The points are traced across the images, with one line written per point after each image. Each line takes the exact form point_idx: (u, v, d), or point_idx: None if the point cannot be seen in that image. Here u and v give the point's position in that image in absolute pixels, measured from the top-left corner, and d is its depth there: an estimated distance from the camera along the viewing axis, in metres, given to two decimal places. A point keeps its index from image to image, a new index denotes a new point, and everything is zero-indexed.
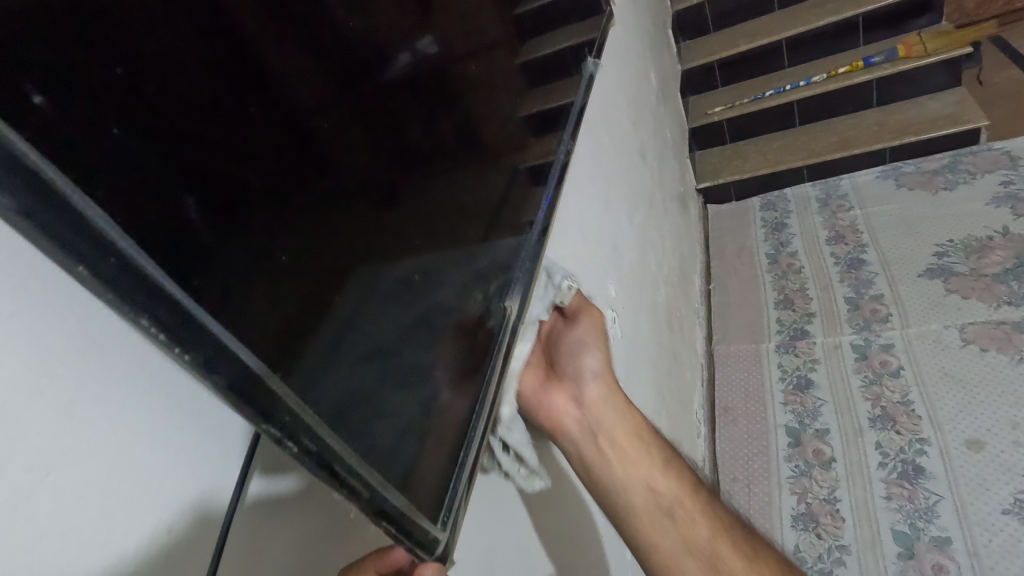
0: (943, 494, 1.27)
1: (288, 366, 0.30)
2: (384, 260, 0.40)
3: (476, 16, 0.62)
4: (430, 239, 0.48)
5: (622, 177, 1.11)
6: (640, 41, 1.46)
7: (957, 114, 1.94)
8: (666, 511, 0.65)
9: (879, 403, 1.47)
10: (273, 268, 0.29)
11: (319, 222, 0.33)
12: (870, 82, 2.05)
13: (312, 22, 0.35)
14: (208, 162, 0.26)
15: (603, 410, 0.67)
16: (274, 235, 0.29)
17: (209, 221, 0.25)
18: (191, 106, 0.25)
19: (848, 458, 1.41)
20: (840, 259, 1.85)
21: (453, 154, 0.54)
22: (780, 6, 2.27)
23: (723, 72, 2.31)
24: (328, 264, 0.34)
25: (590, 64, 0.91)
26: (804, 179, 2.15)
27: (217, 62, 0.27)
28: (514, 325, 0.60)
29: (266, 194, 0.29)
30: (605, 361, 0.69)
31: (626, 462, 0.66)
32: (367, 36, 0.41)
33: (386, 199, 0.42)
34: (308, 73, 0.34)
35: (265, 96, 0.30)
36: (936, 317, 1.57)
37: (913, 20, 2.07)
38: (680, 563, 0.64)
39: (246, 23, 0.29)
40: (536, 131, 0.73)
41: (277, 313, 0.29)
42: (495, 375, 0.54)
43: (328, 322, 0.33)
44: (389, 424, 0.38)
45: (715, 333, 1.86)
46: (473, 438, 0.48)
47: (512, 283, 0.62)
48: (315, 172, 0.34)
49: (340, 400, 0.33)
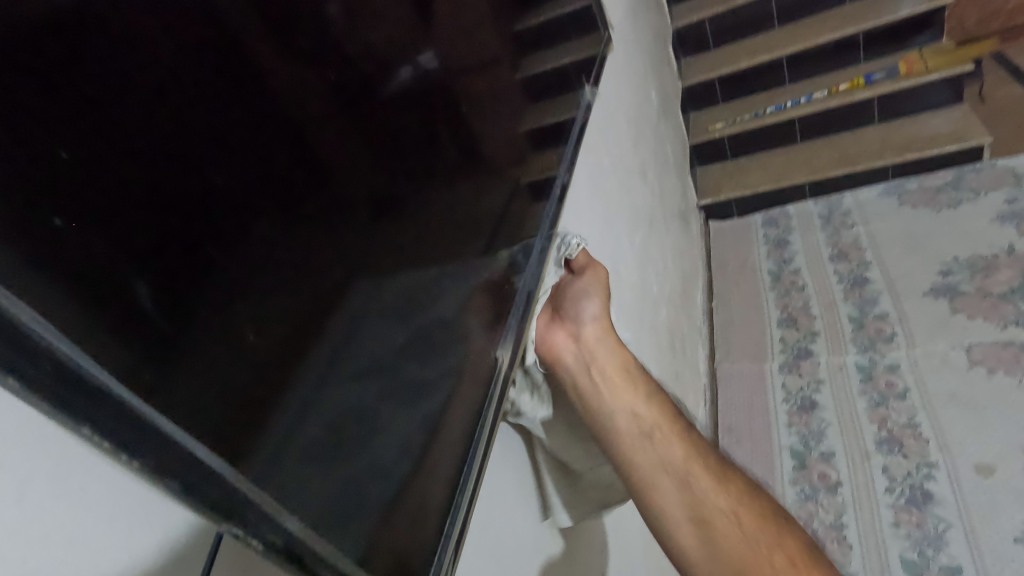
0: (952, 520, 1.25)
1: (258, 444, 0.28)
2: (371, 301, 0.39)
3: (474, 36, 0.61)
4: (426, 271, 0.47)
5: (623, 199, 1.11)
6: (640, 59, 1.46)
7: (959, 131, 1.93)
8: (647, 434, 0.63)
9: (885, 426, 1.45)
10: (240, 346, 0.28)
11: (294, 286, 0.32)
12: (871, 99, 2.05)
13: (293, 73, 0.34)
14: (164, 242, 0.25)
15: (600, 347, 0.67)
16: (243, 308, 0.28)
17: (166, 307, 0.24)
18: (153, 173, 0.25)
19: (855, 481, 1.40)
20: (843, 278, 1.84)
21: (456, 165, 0.54)
22: (780, 23, 2.28)
23: (724, 88, 2.32)
24: (304, 329, 0.32)
25: (588, 91, 0.90)
26: (806, 196, 2.14)
27: (182, 135, 0.26)
28: (506, 375, 0.57)
29: (233, 259, 0.28)
30: (606, 310, 0.71)
31: (615, 390, 0.65)
32: (361, 70, 0.41)
33: (375, 247, 0.40)
34: (295, 95, 0.34)
35: (234, 162, 0.29)
36: (942, 337, 1.55)
37: (913, 37, 2.07)
38: (656, 482, 0.61)
39: (218, 86, 0.28)
40: (536, 147, 0.73)
41: (242, 390, 0.28)
42: (487, 427, 0.51)
43: (305, 385, 0.32)
44: (378, 467, 0.38)
45: (718, 351, 1.84)
46: (464, 491, 0.46)
47: (505, 331, 0.59)
48: (292, 233, 0.33)
49: (324, 457, 0.33)
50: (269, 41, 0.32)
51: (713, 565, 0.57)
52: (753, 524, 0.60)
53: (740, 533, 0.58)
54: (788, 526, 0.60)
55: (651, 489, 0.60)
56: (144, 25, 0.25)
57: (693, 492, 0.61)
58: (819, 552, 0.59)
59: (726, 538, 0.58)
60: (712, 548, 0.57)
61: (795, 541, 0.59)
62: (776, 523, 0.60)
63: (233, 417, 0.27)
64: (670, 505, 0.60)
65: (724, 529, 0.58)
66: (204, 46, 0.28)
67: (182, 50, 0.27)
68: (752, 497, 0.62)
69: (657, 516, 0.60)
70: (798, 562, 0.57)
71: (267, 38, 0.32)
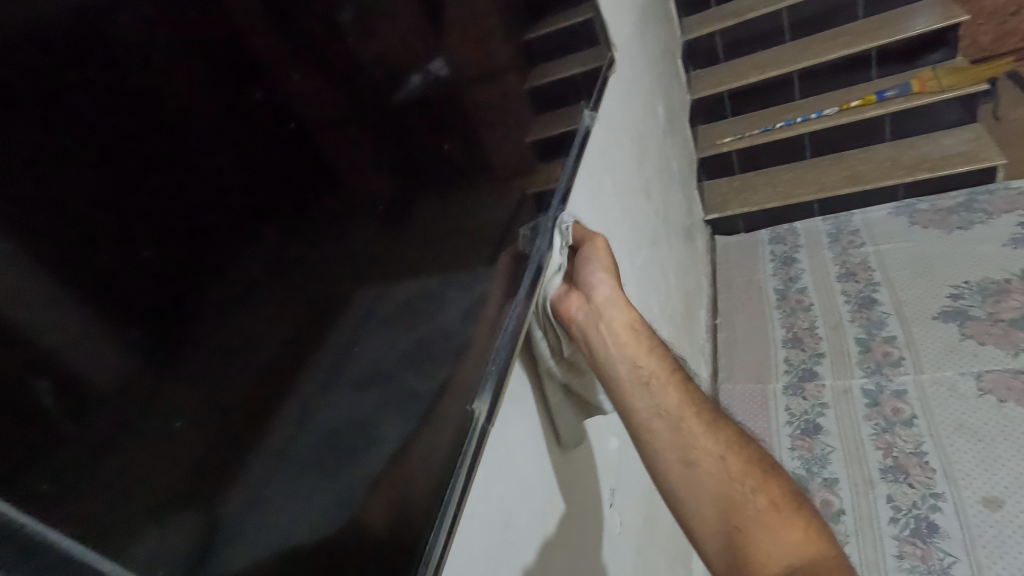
0: (958, 555, 1.22)
1: (192, 528, 0.28)
2: (355, 337, 0.39)
3: (481, 45, 0.61)
4: (422, 280, 0.47)
5: (626, 220, 1.09)
6: (646, 75, 1.45)
7: (973, 151, 1.90)
8: (645, 382, 0.62)
9: (891, 453, 1.43)
10: (164, 432, 0.27)
11: (241, 357, 0.30)
12: (882, 117, 2.02)
13: (245, 129, 0.32)
14: (73, 337, 0.24)
15: (612, 305, 0.66)
16: (182, 381, 0.28)
17: (79, 405, 0.23)
18: (82, 256, 0.24)
19: (858, 511, 1.37)
20: (850, 298, 1.81)
21: (461, 175, 0.54)
22: (792, 37, 2.26)
23: (733, 102, 2.30)
24: (249, 402, 0.31)
25: (588, 116, 0.85)
26: (814, 214, 2.12)
27: (105, 210, 0.25)
28: (483, 431, 0.51)
29: (175, 335, 0.27)
30: (615, 271, 0.69)
31: (620, 344, 0.64)
32: (342, 102, 0.40)
33: (359, 271, 0.40)
34: (249, 135, 0.32)
35: (176, 233, 0.28)
36: (951, 363, 1.52)
37: (926, 56, 2.04)
38: (649, 424, 0.60)
39: (149, 156, 0.27)
40: (541, 157, 0.71)
41: (162, 477, 0.26)
42: (467, 462, 0.48)
43: (249, 452, 0.31)
44: (326, 524, 0.35)
45: (721, 370, 1.81)
46: (436, 540, 0.43)
47: (482, 381, 0.54)
48: (244, 303, 0.31)
49: (270, 514, 0.31)
50: (221, 99, 0.31)
51: (698, 504, 0.56)
52: (740, 467, 0.57)
53: (725, 475, 0.57)
54: (772, 470, 0.58)
55: (646, 434, 0.60)
56: (66, 96, 0.24)
57: (684, 435, 0.59)
58: (805, 497, 0.56)
59: (714, 481, 0.56)
60: (698, 489, 0.57)
61: (779, 484, 0.56)
62: (763, 468, 0.58)
63: (164, 504, 0.26)
64: (663, 449, 0.59)
65: (713, 479, 0.56)
66: (135, 106, 0.27)
67: (115, 119, 0.26)
68: (744, 446, 0.59)
69: (650, 456, 0.59)
70: (780, 505, 0.54)
71: (209, 98, 0.30)
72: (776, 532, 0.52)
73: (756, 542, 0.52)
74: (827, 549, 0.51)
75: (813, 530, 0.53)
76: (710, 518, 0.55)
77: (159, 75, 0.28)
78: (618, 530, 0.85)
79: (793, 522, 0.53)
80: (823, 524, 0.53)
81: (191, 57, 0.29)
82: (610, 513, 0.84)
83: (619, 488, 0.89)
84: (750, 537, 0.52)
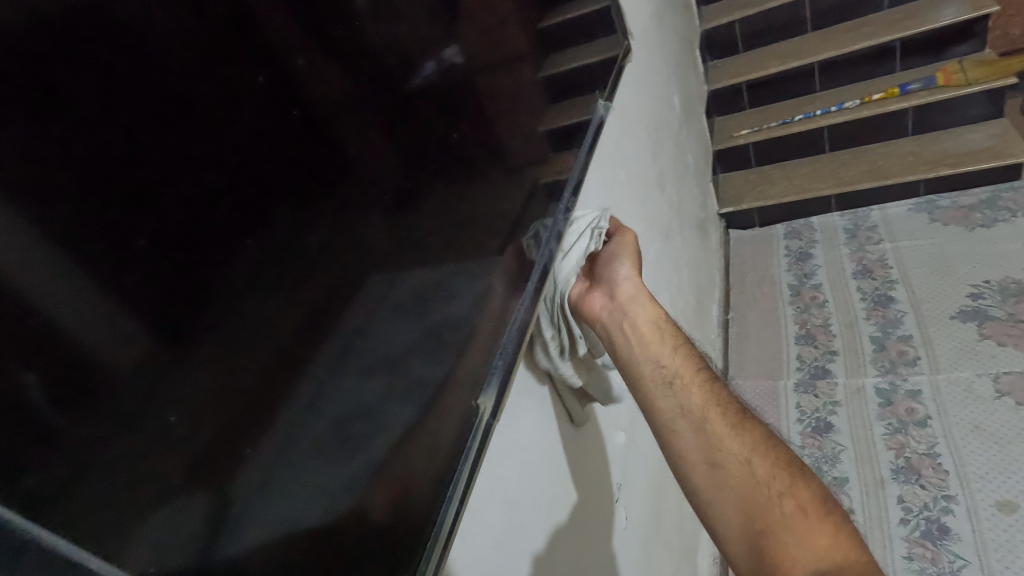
0: (969, 558, 1.21)
1: (208, 507, 0.28)
2: (368, 324, 0.39)
3: (496, 32, 0.60)
4: (434, 269, 0.47)
5: (639, 213, 1.08)
6: (663, 65, 1.42)
7: (998, 148, 1.85)
8: (669, 382, 0.63)
9: (902, 454, 1.41)
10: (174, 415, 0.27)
11: (245, 350, 0.30)
12: (905, 110, 1.97)
13: (255, 107, 0.32)
14: (75, 329, 0.23)
15: (635, 301, 0.67)
16: (192, 361, 0.27)
17: (86, 387, 0.23)
18: (92, 234, 0.24)
19: (868, 510, 1.35)
20: (866, 296, 1.78)
21: (476, 164, 0.54)
22: (814, 28, 2.21)
23: (751, 93, 2.26)
24: (259, 384, 0.31)
25: (602, 106, 0.83)
26: (832, 209, 2.08)
27: (116, 188, 0.25)
28: (488, 427, 0.49)
29: (187, 315, 0.27)
30: (639, 268, 0.70)
31: (643, 340, 0.65)
32: (350, 81, 0.39)
33: (370, 257, 0.40)
34: (260, 113, 0.32)
35: (189, 213, 0.28)
36: (969, 364, 1.49)
37: (952, 48, 1.98)
38: (674, 425, 0.60)
39: (160, 137, 0.27)
40: (555, 147, 0.70)
41: (170, 458, 0.26)
42: (474, 447, 0.48)
43: (263, 437, 0.31)
44: (335, 508, 0.35)
45: (732, 366, 1.80)
46: (443, 520, 0.43)
47: (488, 375, 0.52)
48: (248, 291, 0.30)
49: (286, 491, 0.32)
50: (229, 76, 0.30)
51: (724, 507, 0.55)
52: (767, 469, 0.56)
53: (751, 478, 0.55)
54: (801, 471, 0.56)
55: (670, 435, 0.60)
56: (70, 76, 0.24)
57: (708, 435, 0.59)
58: (835, 501, 0.54)
59: (738, 483, 0.56)
60: (725, 490, 0.56)
61: (809, 487, 0.54)
62: (792, 469, 0.56)
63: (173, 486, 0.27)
64: (687, 450, 0.59)
65: (739, 480, 0.56)
66: (143, 85, 0.26)
67: (124, 99, 0.25)
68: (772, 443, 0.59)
69: (676, 457, 0.60)
70: (809, 509, 0.52)
71: (212, 85, 0.29)
72: (803, 535, 0.51)
73: (783, 547, 0.51)
74: (858, 554, 0.49)
75: (843, 534, 0.51)
76: (736, 521, 0.54)
77: (167, 52, 0.27)
78: (624, 525, 0.85)
79: (822, 526, 0.51)
80: (856, 531, 0.51)
81: (199, 35, 0.29)
82: (618, 507, 0.84)
83: (625, 483, 0.88)
84: (778, 542, 0.51)
